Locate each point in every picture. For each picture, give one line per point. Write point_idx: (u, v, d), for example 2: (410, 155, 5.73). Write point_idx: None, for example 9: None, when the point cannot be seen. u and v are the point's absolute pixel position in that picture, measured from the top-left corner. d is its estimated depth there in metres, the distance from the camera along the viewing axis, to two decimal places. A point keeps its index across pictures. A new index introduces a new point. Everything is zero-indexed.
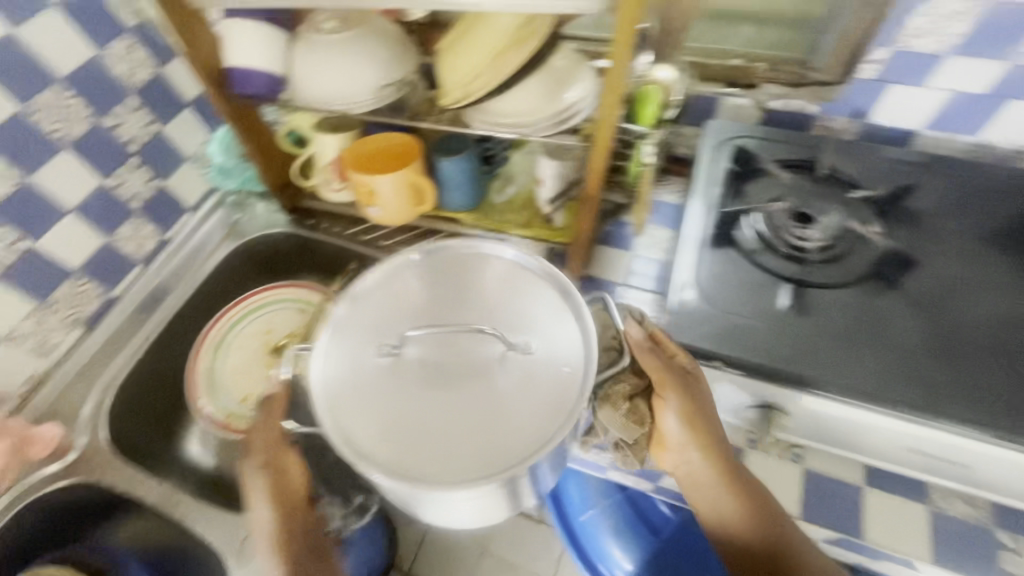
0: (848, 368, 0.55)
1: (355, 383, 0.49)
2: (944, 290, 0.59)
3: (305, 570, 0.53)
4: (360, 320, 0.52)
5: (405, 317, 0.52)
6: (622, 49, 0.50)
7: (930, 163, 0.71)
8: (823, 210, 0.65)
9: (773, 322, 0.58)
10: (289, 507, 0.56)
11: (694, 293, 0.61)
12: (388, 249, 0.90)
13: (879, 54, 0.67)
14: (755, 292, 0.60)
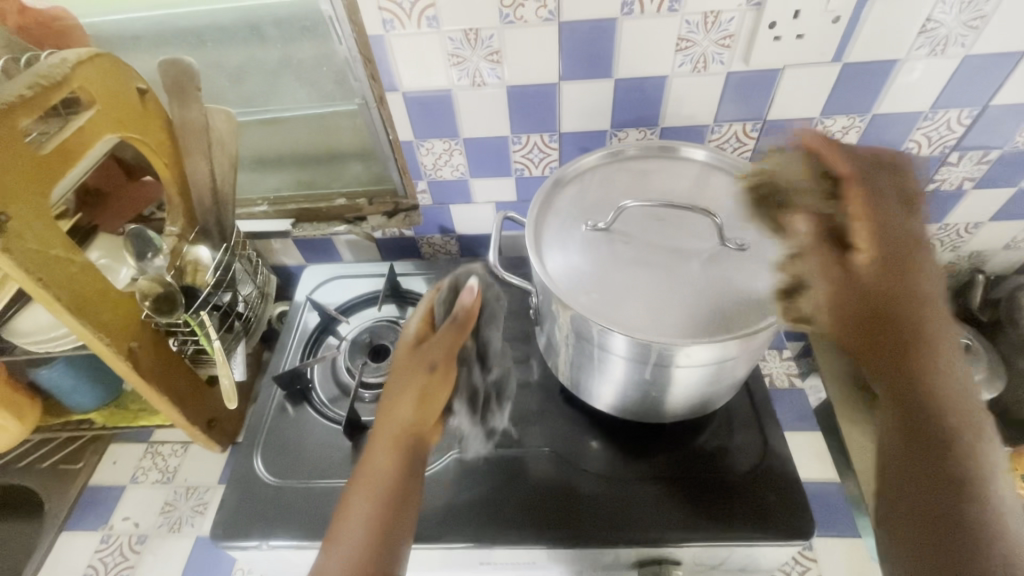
0: (508, 498, 0.56)
1: (561, 272, 0.47)
2: (549, 399, 0.64)
3: (414, 373, 0.50)
4: (569, 198, 0.52)
5: (614, 201, 0.51)
6: (20, 269, 0.46)
7: (511, 264, 0.78)
8: (391, 343, 0.66)
9: (469, 456, 0.59)
10: (442, 335, 0.52)
11: (320, 460, 0.59)
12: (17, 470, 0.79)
13: (421, 185, 0.74)
14: (325, 451, 0.59)
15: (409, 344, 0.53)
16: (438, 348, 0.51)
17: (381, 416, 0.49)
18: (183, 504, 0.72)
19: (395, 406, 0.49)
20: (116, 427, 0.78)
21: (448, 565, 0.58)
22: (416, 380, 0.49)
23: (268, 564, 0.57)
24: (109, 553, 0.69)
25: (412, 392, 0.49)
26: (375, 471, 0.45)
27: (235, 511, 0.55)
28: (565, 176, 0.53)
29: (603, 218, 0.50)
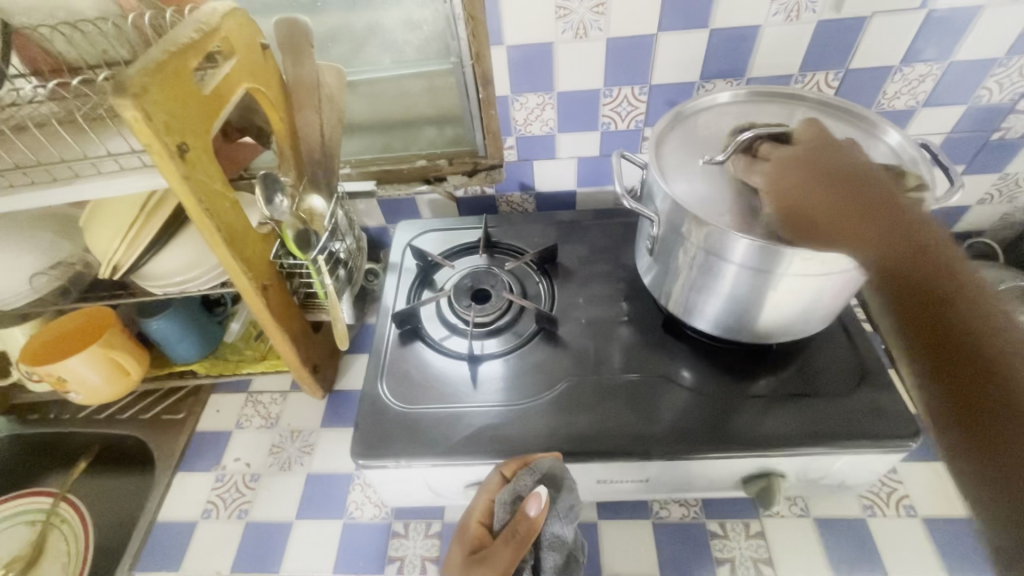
0: (619, 418, 0.60)
1: (688, 195, 0.51)
2: (646, 334, 0.67)
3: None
4: (683, 135, 0.56)
5: (726, 136, 0.56)
6: (191, 200, 0.50)
7: (592, 218, 0.81)
8: (493, 287, 0.70)
9: (578, 384, 0.63)
10: (499, 551, 0.49)
11: (441, 388, 0.63)
12: (124, 420, 0.83)
13: (510, 141, 0.78)
14: (444, 382, 0.63)
15: (466, 552, 0.52)
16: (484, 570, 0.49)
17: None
18: (290, 446, 0.76)
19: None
20: (216, 376, 0.82)
21: None
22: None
23: (396, 484, 0.61)
24: (225, 490, 0.73)
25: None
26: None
27: (367, 433, 0.59)
28: (676, 117, 0.58)
29: (719, 151, 0.54)
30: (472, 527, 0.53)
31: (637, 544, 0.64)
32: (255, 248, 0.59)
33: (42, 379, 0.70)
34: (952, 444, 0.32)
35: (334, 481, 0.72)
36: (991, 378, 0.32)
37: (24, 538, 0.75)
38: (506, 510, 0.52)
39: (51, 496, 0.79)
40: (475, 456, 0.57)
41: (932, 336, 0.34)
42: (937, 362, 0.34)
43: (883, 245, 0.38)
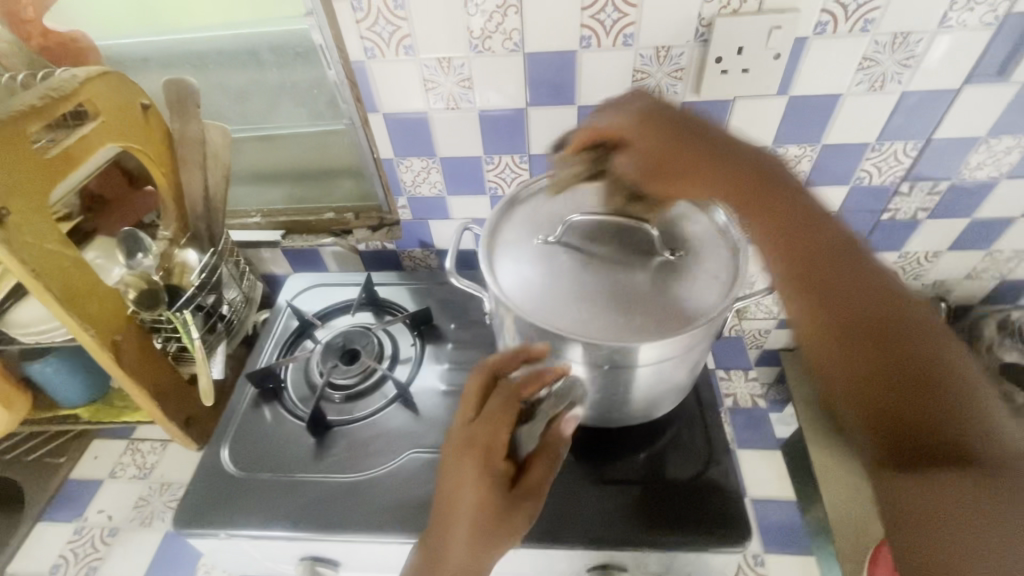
0: None
1: (512, 278, 0.51)
2: None
3: (509, 517, 0.45)
4: (526, 214, 0.56)
5: (568, 216, 0.55)
6: (16, 263, 0.50)
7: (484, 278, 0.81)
8: (363, 348, 0.69)
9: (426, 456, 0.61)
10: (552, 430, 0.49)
11: (285, 453, 0.61)
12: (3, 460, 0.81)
13: (402, 201, 0.79)
14: (289, 447, 0.62)
15: (487, 482, 0.45)
16: (531, 494, 0.47)
17: (467, 529, 0.43)
18: (156, 499, 0.74)
19: (494, 532, 0.44)
20: (100, 422, 0.81)
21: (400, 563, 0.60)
22: (520, 521, 0.46)
23: (227, 554, 0.59)
24: (81, 544, 0.71)
25: (514, 523, 0.45)
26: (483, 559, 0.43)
27: (197, 499, 0.58)
28: (523, 195, 0.58)
29: (556, 230, 0.54)
30: (490, 456, 0.46)
31: None
32: (105, 305, 0.59)
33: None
34: (878, 445, 0.33)
35: (189, 542, 0.70)
36: (923, 386, 0.33)
37: None
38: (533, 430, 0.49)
39: None
40: (300, 530, 0.56)
41: (876, 335, 0.35)
42: (858, 338, 0.35)
43: (798, 244, 0.40)
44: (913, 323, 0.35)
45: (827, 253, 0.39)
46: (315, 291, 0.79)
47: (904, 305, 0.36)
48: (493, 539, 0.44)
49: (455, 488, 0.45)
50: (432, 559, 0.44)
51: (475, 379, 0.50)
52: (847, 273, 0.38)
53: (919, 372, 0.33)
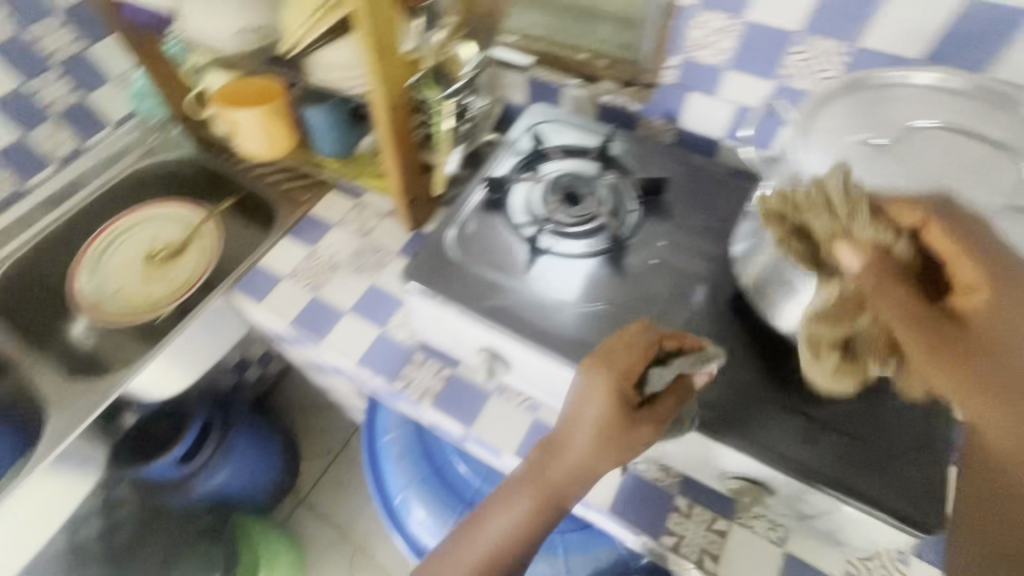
0: None
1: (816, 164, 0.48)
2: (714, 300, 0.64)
3: (626, 435, 0.52)
4: (852, 106, 0.51)
5: (902, 122, 0.49)
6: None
7: (723, 172, 0.75)
8: (585, 195, 0.70)
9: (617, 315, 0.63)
10: (667, 398, 0.53)
11: (495, 261, 0.67)
12: (268, 184, 1.00)
13: (675, 61, 0.73)
14: (501, 255, 0.67)
15: (612, 407, 0.51)
16: (644, 425, 0.52)
17: (585, 450, 0.53)
18: (369, 258, 0.87)
19: (614, 450, 0.52)
20: (343, 179, 0.95)
21: (559, 390, 0.66)
22: (648, 439, 0.53)
23: (429, 319, 0.70)
24: (311, 266, 0.87)
25: (642, 436, 0.52)
26: (595, 468, 0.53)
27: (420, 266, 0.67)
28: (856, 86, 0.52)
29: (884, 134, 0.49)
30: (616, 381, 0.52)
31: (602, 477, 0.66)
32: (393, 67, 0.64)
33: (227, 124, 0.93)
34: None
35: (386, 299, 0.82)
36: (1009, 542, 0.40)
37: (182, 231, 1.00)
38: (664, 376, 0.51)
39: (198, 212, 1.01)
40: (495, 326, 0.62)
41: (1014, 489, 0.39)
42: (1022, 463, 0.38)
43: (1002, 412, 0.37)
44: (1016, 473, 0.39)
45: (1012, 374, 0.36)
46: (554, 127, 0.79)
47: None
48: (597, 447, 0.53)
49: (576, 404, 0.53)
50: (551, 452, 0.56)
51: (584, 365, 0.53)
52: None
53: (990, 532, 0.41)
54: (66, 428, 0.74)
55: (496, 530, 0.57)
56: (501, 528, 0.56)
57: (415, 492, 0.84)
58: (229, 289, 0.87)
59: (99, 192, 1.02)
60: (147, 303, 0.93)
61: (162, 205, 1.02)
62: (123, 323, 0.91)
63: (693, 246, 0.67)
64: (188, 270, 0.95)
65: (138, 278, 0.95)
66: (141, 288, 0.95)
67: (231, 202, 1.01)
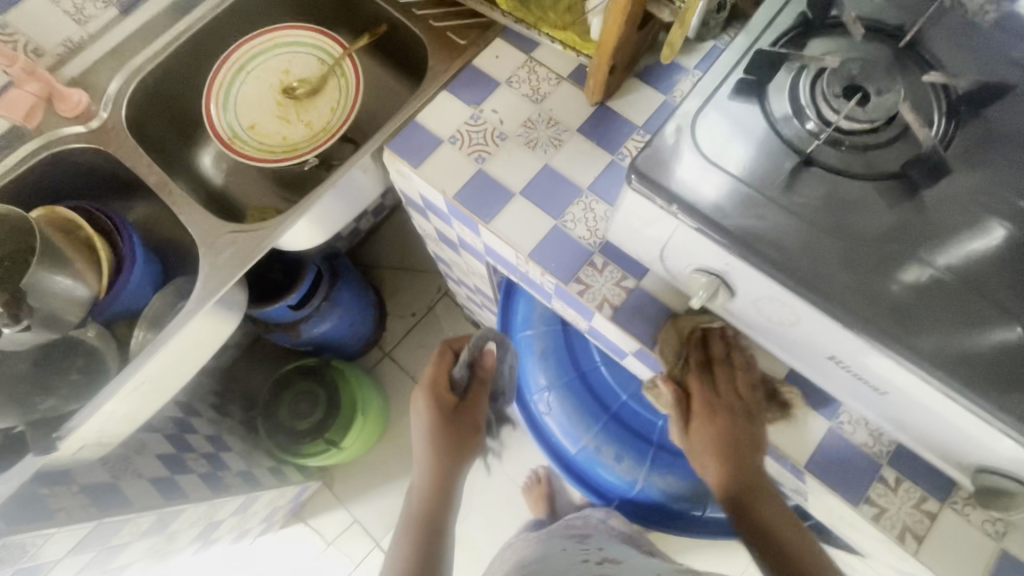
0: (922, 318, 0.47)
1: None
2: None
3: (460, 434, 0.79)
4: None
5: None
6: None
7: None
8: (874, 96, 0.53)
9: (900, 258, 0.49)
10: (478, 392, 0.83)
11: (745, 166, 0.53)
12: (417, 18, 0.85)
13: None
14: (754, 160, 0.53)
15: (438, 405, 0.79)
16: (463, 414, 0.79)
17: (432, 451, 0.77)
18: (543, 130, 0.73)
19: (461, 444, 0.78)
20: (513, 22, 0.78)
21: (782, 332, 0.56)
22: (467, 433, 0.79)
23: (641, 226, 0.58)
24: (475, 131, 0.74)
25: (466, 438, 0.79)
26: (446, 471, 0.76)
27: (650, 156, 0.53)
28: None
29: None
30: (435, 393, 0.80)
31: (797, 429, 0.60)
32: None
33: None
34: None
35: (564, 184, 0.70)
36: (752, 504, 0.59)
37: (317, 68, 0.87)
38: (463, 370, 0.80)
39: (332, 46, 0.87)
40: (738, 249, 0.50)
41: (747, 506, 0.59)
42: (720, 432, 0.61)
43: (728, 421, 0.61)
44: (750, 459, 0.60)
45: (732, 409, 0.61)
46: None
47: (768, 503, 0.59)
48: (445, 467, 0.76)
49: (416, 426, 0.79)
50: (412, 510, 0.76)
51: (412, 393, 0.80)
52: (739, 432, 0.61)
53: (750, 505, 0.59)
54: (219, 274, 0.72)
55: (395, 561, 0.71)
56: (396, 558, 0.70)
57: (561, 390, 0.85)
58: (381, 147, 0.77)
59: (225, 3, 0.88)
60: (284, 149, 0.85)
61: (293, 30, 0.87)
62: (262, 164, 0.83)
63: (1011, 184, 0.51)
64: (329, 118, 0.85)
65: (273, 118, 0.86)
66: (280, 128, 0.86)
67: (372, 37, 0.87)
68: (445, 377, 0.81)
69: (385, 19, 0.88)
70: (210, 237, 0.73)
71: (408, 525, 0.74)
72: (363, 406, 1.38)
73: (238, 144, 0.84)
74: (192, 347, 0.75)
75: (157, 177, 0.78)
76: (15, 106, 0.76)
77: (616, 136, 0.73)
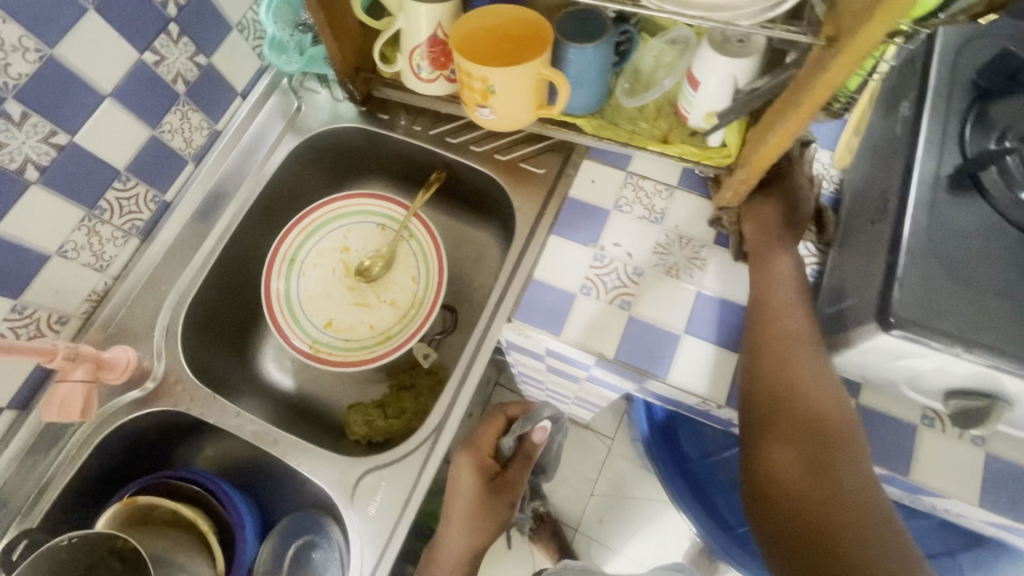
0: None
1: None
2: None
3: (488, 515, 0.68)
4: None
5: None
6: None
7: None
8: None
9: None
10: (515, 467, 0.71)
11: (1006, 279, 0.46)
12: (479, 155, 0.76)
13: None
14: (1009, 262, 0.46)
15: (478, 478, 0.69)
16: (504, 491, 0.69)
17: (469, 526, 0.67)
18: (679, 252, 0.66)
19: (482, 530, 0.67)
20: (599, 141, 0.69)
21: None
22: (501, 515, 0.69)
23: (886, 357, 0.50)
24: (606, 273, 0.66)
25: (498, 515, 0.69)
26: (482, 547, 0.68)
27: (897, 297, 0.46)
28: None
29: None
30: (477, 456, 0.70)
31: None
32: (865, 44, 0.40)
33: (440, 77, 0.68)
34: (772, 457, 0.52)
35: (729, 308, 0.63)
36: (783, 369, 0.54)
37: (381, 236, 0.77)
38: (512, 442, 0.70)
39: (391, 208, 0.78)
40: None
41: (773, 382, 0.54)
42: (758, 230, 0.61)
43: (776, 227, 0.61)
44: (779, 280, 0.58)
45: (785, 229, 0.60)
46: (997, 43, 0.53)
47: (793, 367, 0.53)
48: (484, 537, 0.68)
49: (451, 492, 0.69)
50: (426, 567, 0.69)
51: (456, 455, 0.71)
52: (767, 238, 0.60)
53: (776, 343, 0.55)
54: (373, 532, 0.59)
55: None
56: None
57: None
58: (500, 317, 0.67)
59: (254, 192, 0.77)
60: (375, 340, 0.74)
61: (344, 205, 0.77)
62: (362, 364, 0.72)
63: None
64: (417, 290, 0.75)
65: (351, 307, 0.75)
66: (360, 316, 0.75)
67: (432, 189, 0.77)
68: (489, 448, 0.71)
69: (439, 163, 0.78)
70: (346, 486, 0.61)
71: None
72: None
73: (324, 352, 0.72)
74: None
75: (250, 426, 0.66)
76: (69, 404, 0.61)
77: None
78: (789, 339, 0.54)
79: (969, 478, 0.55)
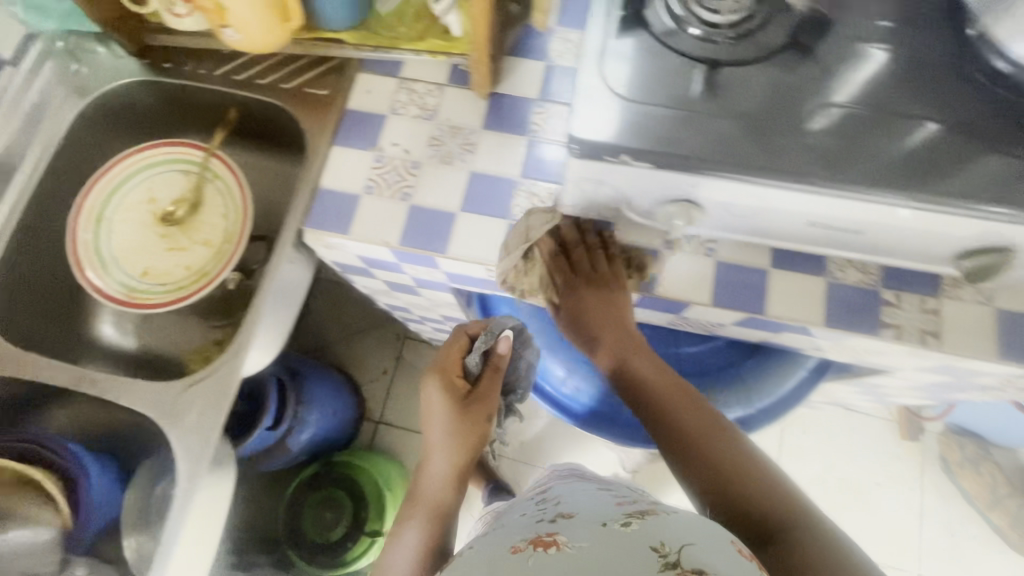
0: (866, 154, 0.52)
1: None
2: (917, 69, 0.55)
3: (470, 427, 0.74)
4: None
5: None
6: None
7: None
8: None
9: (824, 113, 0.53)
10: (484, 383, 0.77)
11: (664, 94, 0.54)
12: (265, 86, 0.79)
13: None
14: (671, 82, 0.54)
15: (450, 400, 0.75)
16: (473, 402, 0.75)
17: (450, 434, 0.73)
18: (451, 141, 0.71)
19: (464, 439, 0.73)
20: (364, 49, 0.73)
21: (756, 223, 0.59)
22: (480, 426, 0.74)
23: (593, 184, 0.58)
24: (386, 171, 0.70)
25: (478, 429, 0.74)
26: (467, 459, 0.73)
27: (574, 122, 0.53)
28: None
29: None
30: (447, 378, 0.77)
31: (800, 296, 0.64)
32: None
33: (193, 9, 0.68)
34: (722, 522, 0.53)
35: (498, 182, 0.69)
36: (668, 417, 0.60)
37: (181, 180, 0.79)
38: (477, 356, 0.77)
39: (188, 152, 0.80)
40: (697, 168, 0.52)
41: (671, 435, 0.59)
42: (601, 309, 0.68)
43: (600, 310, 0.68)
44: (650, 375, 0.64)
45: (614, 296, 0.68)
46: None
47: (676, 420, 0.59)
48: (468, 451, 0.73)
49: (430, 414, 0.76)
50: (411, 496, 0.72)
51: (425, 380, 0.78)
52: (610, 325, 0.67)
53: (649, 402, 0.62)
54: (195, 439, 0.64)
55: (404, 537, 0.66)
56: (399, 543, 0.65)
57: None
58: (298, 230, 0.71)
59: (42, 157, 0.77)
60: (192, 280, 0.76)
61: (140, 156, 0.79)
62: (183, 303, 0.75)
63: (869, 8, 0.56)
64: (225, 225, 0.78)
65: (163, 253, 0.77)
66: (175, 259, 0.77)
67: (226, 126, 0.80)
68: (456, 364, 0.78)
69: (230, 101, 0.80)
70: (167, 405, 0.65)
71: (405, 509, 0.71)
72: (389, 482, 1.31)
73: (140, 297, 0.75)
74: (205, 523, 0.69)
75: (70, 375, 0.68)
76: None
77: (520, 115, 0.72)
78: (670, 396, 0.61)
79: (702, 283, 0.65)
